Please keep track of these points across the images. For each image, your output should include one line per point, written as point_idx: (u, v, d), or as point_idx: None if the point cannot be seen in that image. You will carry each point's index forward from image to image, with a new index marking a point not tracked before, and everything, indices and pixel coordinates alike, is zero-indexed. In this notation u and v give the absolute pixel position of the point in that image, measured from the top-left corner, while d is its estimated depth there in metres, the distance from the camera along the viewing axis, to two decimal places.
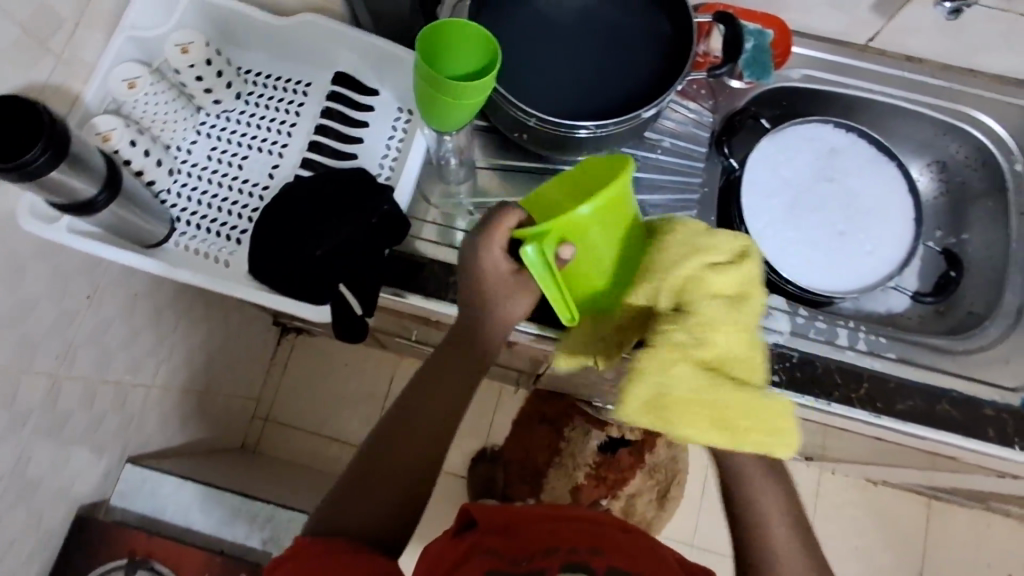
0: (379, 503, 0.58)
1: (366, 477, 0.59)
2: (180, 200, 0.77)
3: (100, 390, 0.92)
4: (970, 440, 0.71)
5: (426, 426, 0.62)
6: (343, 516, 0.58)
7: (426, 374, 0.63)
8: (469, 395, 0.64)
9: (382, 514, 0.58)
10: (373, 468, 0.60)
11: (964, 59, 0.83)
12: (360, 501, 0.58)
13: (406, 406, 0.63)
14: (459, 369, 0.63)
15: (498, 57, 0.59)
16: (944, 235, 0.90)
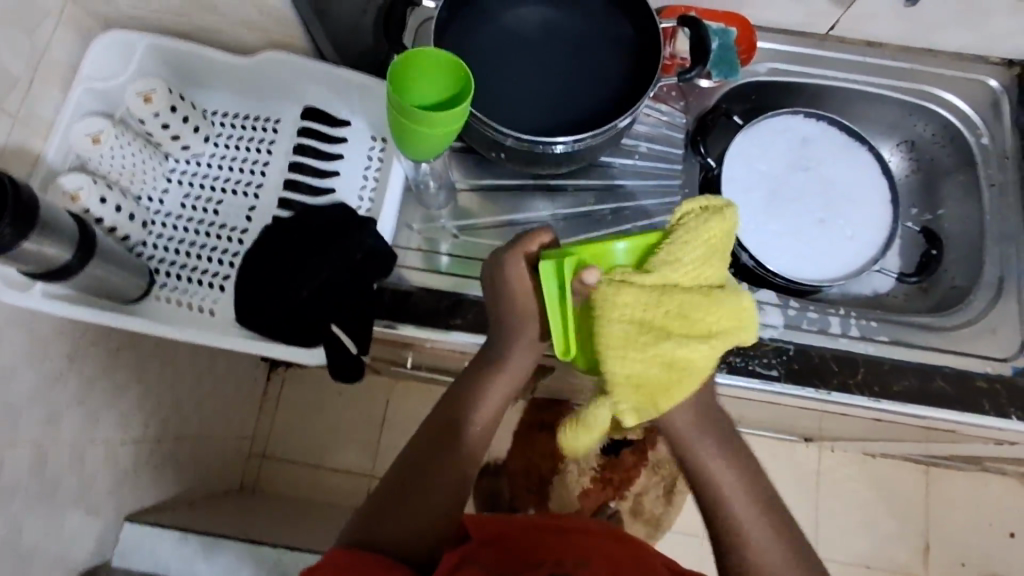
0: (408, 521, 0.60)
1: (396, 497, 0.62)
2: (158, 252, 0.75)
3: (89, 450, 0.89)
4: (967, 414, 0.72)
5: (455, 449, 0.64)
6: (374, 531, 0.60)
7: (453, 399, 0.66)
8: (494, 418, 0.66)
9: (412, 531, 0.60)
10: (405, 489, 0.62)
11: (920, 40, 0.85)
12: (391, 520, 0.60)
13: (432, 432, 0.65)
14: (479, 395, 0.64)
15: (470, 81, 0.58)
16: (920, 213, 0.92)
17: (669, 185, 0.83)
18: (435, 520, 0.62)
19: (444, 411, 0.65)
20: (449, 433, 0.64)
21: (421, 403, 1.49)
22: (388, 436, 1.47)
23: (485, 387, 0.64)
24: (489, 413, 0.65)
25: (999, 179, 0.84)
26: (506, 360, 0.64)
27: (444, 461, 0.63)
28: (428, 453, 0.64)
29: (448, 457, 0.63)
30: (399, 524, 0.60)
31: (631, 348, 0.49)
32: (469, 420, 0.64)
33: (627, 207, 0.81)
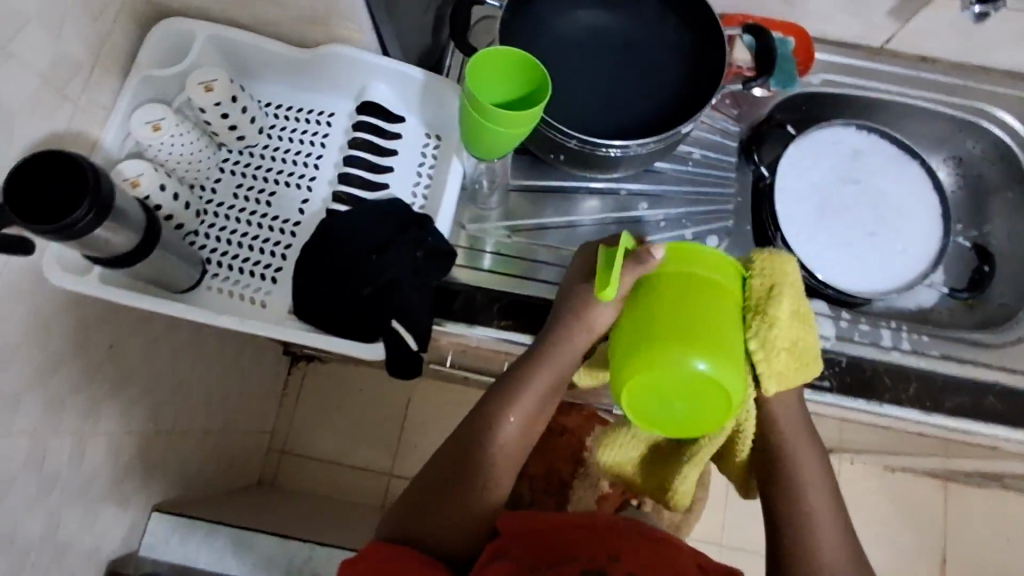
0: (449, 521, 0.62)
1: (436, 495, 0.63)
2: (209, 242, 0.74)
3: (123, 440, 0.89)
4: (1019, 431, 0.72)
5: (492, 443, 0.65)
6: (414, 529, 0.61)
7: (495, 398, 0.66)
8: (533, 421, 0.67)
9: (451, 531, 0.62)
10: (442, 485, 0.63)
11: (975, 57, 0.85)
12: (430, 515, 0.62)
13: (472, 432, 0.66)
14: (522, 391, 0.65)
15: (548, 85, 0.58)
16: (965, 228, 0.91)
17: (724, 193, 0.82)
18: (473, 518, 0.63)
19: (485, 406, 0.67)
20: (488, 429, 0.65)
21: (443, 403, 1.48)
22: (408, 434, 1.47)
23: (529, 390, 0.65)
24: (529, 415, 0.66)
25: None
26: (550, 364, 0.65)
27: (482, 457, 0.64)
28: (468, 455, 0.64)
29: (494, 455, 0.65)
30: (436, 520, 0.62)
31: (789, 321, 0.55)
32: (510, 421, 0.65)
33: (676, 212, 0.80)
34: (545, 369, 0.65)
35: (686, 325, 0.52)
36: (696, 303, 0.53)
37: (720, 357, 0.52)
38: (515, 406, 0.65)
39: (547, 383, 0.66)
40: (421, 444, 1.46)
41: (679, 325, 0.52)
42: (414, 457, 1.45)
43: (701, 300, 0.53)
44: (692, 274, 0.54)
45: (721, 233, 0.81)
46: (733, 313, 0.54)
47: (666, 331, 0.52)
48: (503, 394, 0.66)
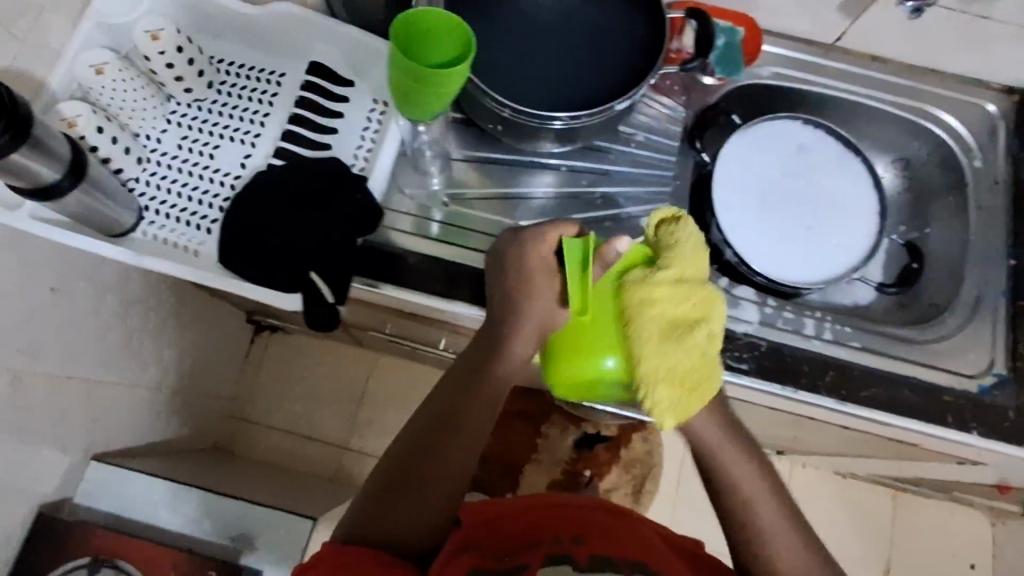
0: (415, 512, 0.60)
1: (401, 488, 0.61)
2: (149, 189, 0.75)
3: (66, 386, 0.89)
4: (925, 425, 0.73)
5: (455, 436, 0.63)
6: (381, 525, 0.59)
7: (456, 381, 0.65)
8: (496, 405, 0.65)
9: (417, 523, 0.60)
10: (406, 481, 0.61)
11: (926, 59, 0.86)
12: (393, 513, 0.60)
13: (435, 421, 0.64)
14: (484, 383, 0.64)
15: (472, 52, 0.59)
16: (907, 230, 0.92)
17: (664, 175, 0.83)
18: (440, 508, 0.62)
19: (446, 391, 0.65)
20: (450, 422, 0.64)
21: (402, 382, 1.49)
22: (365, 410, 1.48)
23: (492, 369, 0.64)
24: (491, 395, 0.65)
25: (987, 202, 0.84)
26: (514, 346, 0.63)
27: (447, 451, 0.63)
28: (432, 443, 0.63)
29: (456, 440, 0.63)
30: (401, 519, 0.60)
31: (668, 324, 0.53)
32: (469, 404, 0.64)
33: (615, 192, 0.82)
34: (507, 364, 0.64)
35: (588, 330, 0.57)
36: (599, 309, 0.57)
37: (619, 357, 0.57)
38: (479, 399, 0.64)
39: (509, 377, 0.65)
40: (378, 420, 1.47)
41: (581, 331, 0.58)
42: (370, 432, 1.47)
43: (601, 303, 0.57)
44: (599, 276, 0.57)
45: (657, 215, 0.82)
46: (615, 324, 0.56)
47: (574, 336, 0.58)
48: (467, 387, 0.65)
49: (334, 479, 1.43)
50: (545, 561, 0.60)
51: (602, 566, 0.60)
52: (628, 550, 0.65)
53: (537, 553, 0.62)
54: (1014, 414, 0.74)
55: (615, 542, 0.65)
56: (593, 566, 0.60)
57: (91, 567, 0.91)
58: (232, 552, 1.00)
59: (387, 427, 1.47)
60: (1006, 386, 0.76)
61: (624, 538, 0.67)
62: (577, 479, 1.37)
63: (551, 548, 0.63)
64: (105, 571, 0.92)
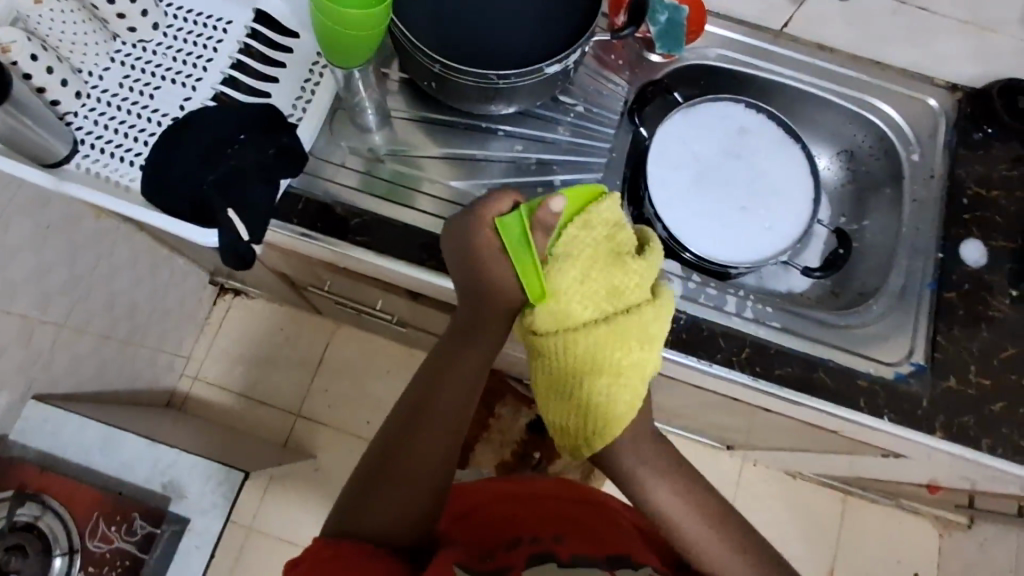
0: (397, 503, 0.60)
1: (381, 480, 0.61)
2: (86, 124, 0.76)
3: (0, 320, 0.90)
4: (839, 408, 0.74)
5: (433, 420, 0.63)
6: (363, 518, 0.60)
7: (434, 364, 0.65)
8: (475, 385, 0.64)
9: (399, 513, 0.60)
10: (388, 471, 0.61)
11: (871, 50, 0.87)
12: (375, 506, 0.60)
13: (413, 405, 0.64)
14: (455, 370, 0.64)
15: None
16: (847, 221, 0.94)
17: (599, 146, 0.85)
18: (423, 496, 0.61)
19: (425, 374, 0.65)
20: (428, 406, 0.63)
21: (359, 354, 1.50)
22: (321, 378, 1.49)
23: (466, 347, 0.64)
24: (467, 373, 0.64)
25: (922, 195, 0.85)
26: (486, 313, 0.63)
27: (425, 437, 0.62)
28: (409, 429, 0.62)
29: (434, 423, 0.62)
30: (385, 517, 0.60)
31: (625, 366, 0.59)
32: (444, 386, 0.63)
33: (551, 159, 0.83)
34: (478, 348, 0.64)
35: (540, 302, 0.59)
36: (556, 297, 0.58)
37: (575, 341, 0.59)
38: (450, 385, 0.63)
39: (482, 363, 0.65)
40: (333, 389, 1.48)
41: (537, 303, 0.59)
42: (324, 401, 1.47)
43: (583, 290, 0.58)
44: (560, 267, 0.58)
45: (588, 184, 0.83)
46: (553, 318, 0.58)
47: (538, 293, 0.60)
48: (442, 369, 0.64)
49: (284, 446, 1.43)
50: (528, 561, 0.60)
51: (585, 562, 0.61)
52: (603, 543, 0.66)
53: (521, 552, 0.62)
54: (927, 403, 0.74)
55: (590, 537, 0.67)
56: (575, 562, 0.61)
57: (15, 499, 0.94)
58: (161, 499, 1.02)
59: (342, 397, 1.48)
60: (923, 375, 0.75)
61: (597, 532, 0.69)
62: (526, 461, 1.41)
63: (534, 547, 0.63)
64: (30, 505, 0.95)
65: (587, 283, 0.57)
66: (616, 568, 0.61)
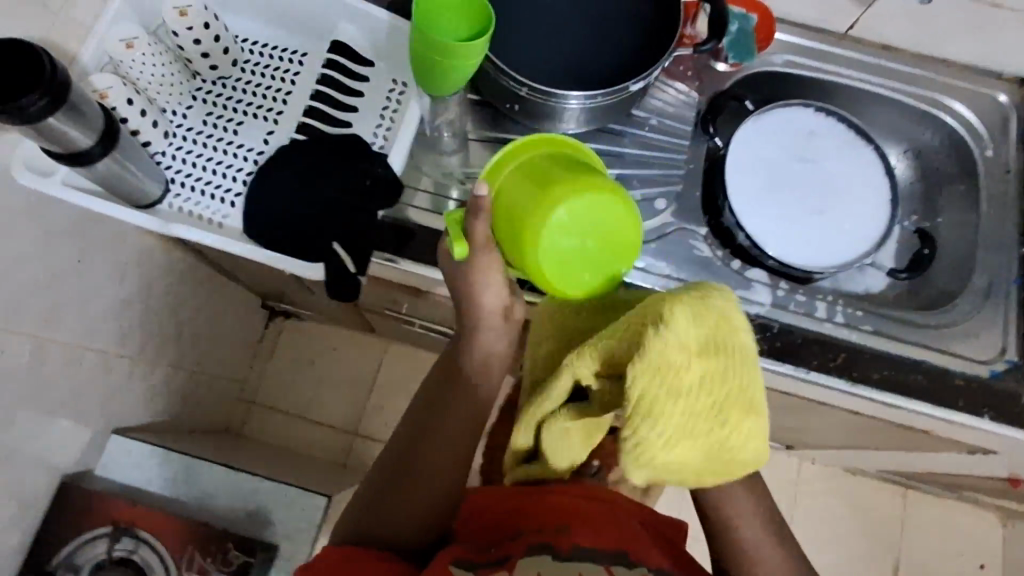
0: (406, 504, 0.65)
1: (394, 485, 0.66)
2: (175, 163, 0.77)
3: (85, 357, 0.90)
4: (938, 409, 0.74)
5: (437, 427, 0.68)
6: (379, 519, 0.65)
7: (441, 372, 0.70)
8: (477, 390, 0.69)
9: (410, 514, 0.65)
10: (398, 476, 0.66)
11: (936, 48, 0.87)
12: (387, 508, 0.65)
13: (421, 412, 0.70)
14: (462, 376, 0.69)
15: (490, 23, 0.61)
16: (918, 220, 0.93)
17: (676, 159, 0.85)
18: (430, 498, 0.66)
19: (434, 383, 0.70)
20: (434, 413, 0.69)
21: (411, 370, 1.51)
22: (375, 396, 1.50)
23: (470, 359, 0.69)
24: (470, 381, 0.69)
25: (999, 191, 0.86)
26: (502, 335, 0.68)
27: (429, 442, 0.67)
28: (417, 434, 0.68)
29: (440, 429, 0.68)
30: (391, 519, 0.65)
31: (746, 412, 0.53)
32: (448, 393, 0.69)
33: (630, 175, 0.82)
34: (483, 345, 0.69)
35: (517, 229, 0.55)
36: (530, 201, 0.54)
37: (571, 195, 0.52)
38: (454, 390, 0.69)
39: (490, 365, 0.70)
40: (387, 407, 1.49)
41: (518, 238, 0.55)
42: (379, 419, 1.48)
43: (537, 178, 0.55)
44: (511, 190, 0.56)
45: (670, 197, 0.83)
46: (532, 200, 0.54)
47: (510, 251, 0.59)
48: (448, 376, 0.70)
49: (343, 465, 1.44)
50: (528, 550, 0.63)
51: (585, 553, 0.63)
52: (604, 534, 0.65)
53: (522, 543, 0.64)
54: None
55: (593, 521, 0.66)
56: (574, 558, 0.62)
57: (112, 535, 0.93)
58: (248, 526, 1.03)
59: (396, 413, 1.48)
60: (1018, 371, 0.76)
61: (603, 514, 0.67)
62: None
63: (534, 538, 0.64)
64: (125, 539, 0.94)
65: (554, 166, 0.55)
66: (615, 567, 0.62)
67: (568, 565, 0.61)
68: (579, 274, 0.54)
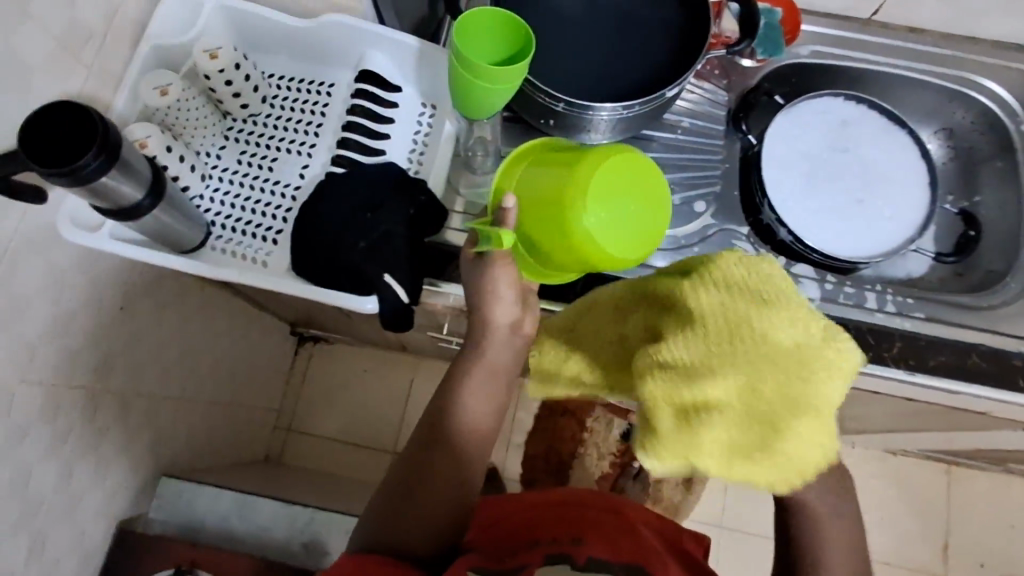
0: (416, 515, 0.64)
1: (403, 496, 0.65)
2: (214, 205, 0.77)
3: (134, 403, 0.91)
4: (1003, 391, 0.73)
5: (446, 436, 0.67)
6: (390, 531, 0.64)
7: (448, 381, 0.68)
8: (487, 399, 0.68)
9: (422, 526, 0.64)
10: (407, 487, 0.65)
11: (963, 27, 0.86)
12: (397, 520, 0.64)
13: (430, 422, 0.68)
14: (472, 384, 0.67)
15: (529, 38, 0.60)
16: (956, 199, 0.92)
17: (711, 160, 0.85)
18: (441, 510, 0.65)
19: (442, 391, 0.68)
20: (443, 423, 0.67)
21: None
22: (411, 413, 1.49)
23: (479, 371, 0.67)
24: (483, 393, 0.68)
25: None
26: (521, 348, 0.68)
27: (437, 453, 0.66)
28: (427, 444, 0.66)
29: (452, 439, 0.67)
30: (403, 526, 0.64)
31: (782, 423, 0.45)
32: (459, 403, 0.67)
33: (668, 179, 0.83)
34: (493, 359, 0.68)
35: (548, 219, 0.56)
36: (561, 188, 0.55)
37: (594, 159, 0.54)
38: (463, 400, 0.67)
39: (498, 376, 0.68)
40: None
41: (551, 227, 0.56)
42: None
43: (552, 168, 0.58)
44: (538, 184, 0.58)
45: (707, 198, 0.84)
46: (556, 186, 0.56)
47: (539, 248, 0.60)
48: (455, 384, 0.68)
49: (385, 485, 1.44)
50: (544, 560, 0.64)
51: (599, 564, 0.64)
52: (619, 548, 0.67)
53: (539, 553, 0.66)
54: None
55: (609, 537, 0.69)
56: (592, 565, 0.64)
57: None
58: (305, 558, 1.01)
59: None
60: None
61: (617, 534, 0.70)
62: (625, 471, 1.38)
63: (552, 549, 0.66)
64: None
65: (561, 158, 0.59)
66: None
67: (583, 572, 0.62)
68: (622, 251, 0.54)
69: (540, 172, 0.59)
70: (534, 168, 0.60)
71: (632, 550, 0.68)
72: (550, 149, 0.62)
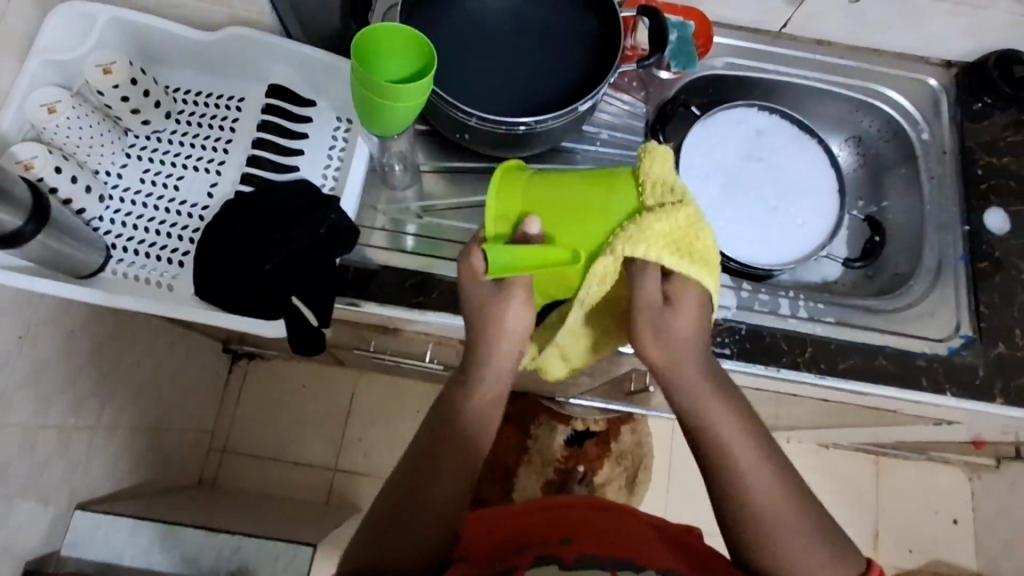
0: (420, 532, 0.58)
1: (400, 514, 0.59)
2: (114, 227, 0.73)
3: (41, 437, 0.86)
4: (905, 390, 0.76)
5: (454, 446, 0.62)
6: (386, 550, 0.57)
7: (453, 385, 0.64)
8: (492, 405, 0.64)
9: (421, 544, 0.58)
10: (407, 501, 0.59)
11: (867, 40, 0.90)
12: (396, 537, 0.58)
13: (432, 431, 0.62)
14: (481, 388, 0.63)
15: (426, 46, 0.59)
16: (865, 205, 0.97)
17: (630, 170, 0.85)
18: (443, 525, 0.59)
19: (448, 396, 0.63)
20: (451, 428, 0.62)
21: (387, 396, 1.48)
22: (353, 427, 1.46)
23: (467, 379, 0.63)
24: (476, 401, 0.63)
25: (939, 171, 0.88)
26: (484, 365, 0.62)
27: (445, 463, 0.61)
28: (431, 455, 0.61)
29: (455, 448, 0.61)
30: (403, 545, 0.58)
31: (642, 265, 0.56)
32: (463, 408, 0.62)
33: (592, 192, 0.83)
34: (491, 367, 0.63)
35: (577, 237, 0.58)
36: (590, 205, 0.58)
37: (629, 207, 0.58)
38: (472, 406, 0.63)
39: (501, 390, 0.65)
40: (365, 438, 1.46)
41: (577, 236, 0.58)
42: (359, 451, 1.45)
43: (572, 204, 0.59)
44: (559, 213, 0.59)
45: None
46: (589, 222, 0.58)
47: (554, 274, 0.60)
48: (459, 390, 0.63)
49: (327, 502, 1.41)
50: (533, 562, 0.62)
51: (589, 563, 0.63)
52: (608, 547, 0.67)
53: (527, 557, 0.64)
54: (983, 372, 0.77)
55: (599, 540, 0.69)
56: (581, 564, 0.63)
57: None
58: None
59: (375, 443, 1.46)
60: (974, 346, 0.78)
61: (609, 537, 0.70)
62: (570, 476, 1.39)
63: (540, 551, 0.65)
64: None
65: (568, 193, 0.59)
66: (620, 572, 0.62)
67: (574, 572, 0.61)
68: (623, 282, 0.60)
69: (555, 205, 0.59)
70: (541, 199, 0.60)
71: (622, 548, 0.68)
72: (545, 179, 0.61)
